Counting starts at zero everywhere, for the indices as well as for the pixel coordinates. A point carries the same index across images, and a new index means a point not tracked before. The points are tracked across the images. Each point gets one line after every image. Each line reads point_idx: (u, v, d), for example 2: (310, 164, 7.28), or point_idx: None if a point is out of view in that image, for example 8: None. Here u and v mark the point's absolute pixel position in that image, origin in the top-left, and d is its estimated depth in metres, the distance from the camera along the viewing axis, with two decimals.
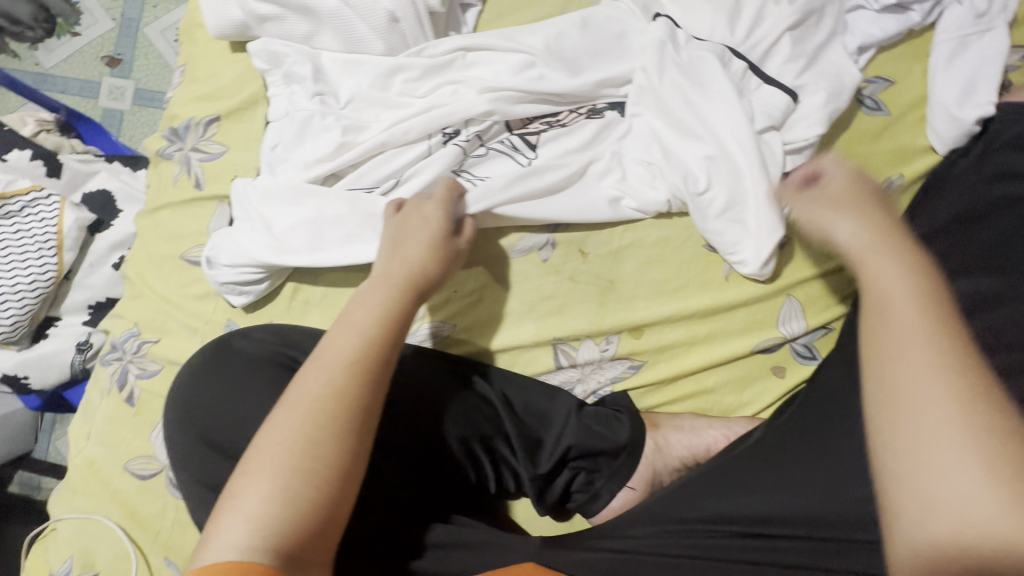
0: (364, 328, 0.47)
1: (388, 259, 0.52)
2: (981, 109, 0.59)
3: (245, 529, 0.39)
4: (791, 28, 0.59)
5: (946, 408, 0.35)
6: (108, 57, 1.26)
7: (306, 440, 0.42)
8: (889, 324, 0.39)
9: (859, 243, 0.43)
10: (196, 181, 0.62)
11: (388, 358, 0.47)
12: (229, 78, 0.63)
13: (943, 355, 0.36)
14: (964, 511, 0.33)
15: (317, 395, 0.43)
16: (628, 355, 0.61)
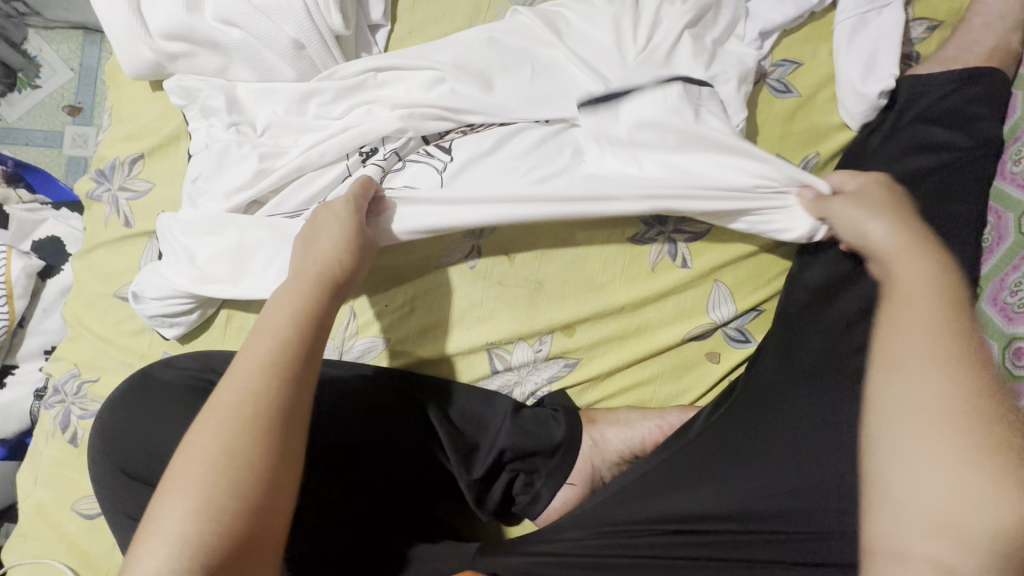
0: (278, 330, 0.44)
1: (305, 259, 0.49)
2: (883, 83, 0.60)
3: (167, 551, 0.36)
4: (690, 21, 0.60)
5: (933, 388, 0.40)
6: (69, 107, 1.30)
7: (224, 449, 0.39)
8: (931, 312, 0.44)
9: (882, 245, 0.50)
10: (125, 219, 0.64)
11: (308, 354, 0.44)
12: (151, 116, 0.64)
13: (940, 341, 0.42)
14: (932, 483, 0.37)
15: (235, 402, 0.40)
16: (562, 354, 0.62)
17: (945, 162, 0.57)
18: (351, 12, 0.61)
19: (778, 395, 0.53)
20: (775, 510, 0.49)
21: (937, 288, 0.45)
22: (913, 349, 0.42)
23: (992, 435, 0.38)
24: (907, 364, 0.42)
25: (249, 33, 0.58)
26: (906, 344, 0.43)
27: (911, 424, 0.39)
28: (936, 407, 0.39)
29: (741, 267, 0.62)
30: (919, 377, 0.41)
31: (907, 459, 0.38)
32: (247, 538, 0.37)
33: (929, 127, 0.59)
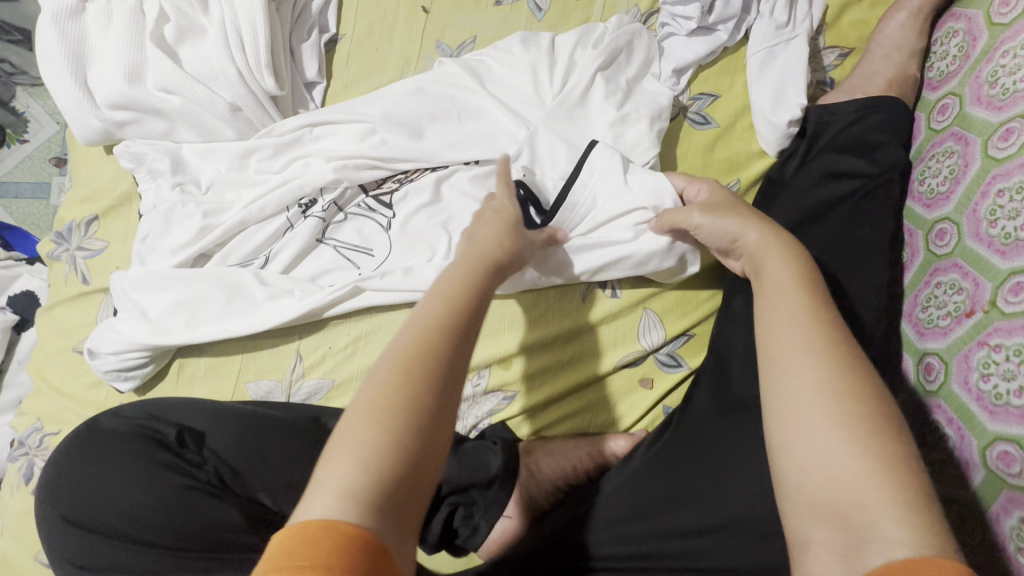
0: (451, 293, 0.46)
1: (470, 241, 0.53)
2: (791, 112, 0.63)
3: (349, 480, 0.35)
4: (603, 65, 0.64)
5: (817, 377, 0.42)
6: (56, 159, 1.36)
7: (408, 390, 0.39)
8: (788, 300, 0.47)
9: (758, 242, 0.52)
10: (83, 277, 0.67)
11: (474, 319, 0.46)
12: (105, 179, 0.68)
13: (813, 330, 0.45)
14: (832, 470, 0.38)
15: (413, 348, 0.42)
16: (500, 387, 0.64)
17: (854, 188, 0.59)
18: (286, 73, 0.65)
19: (705, 425, 0.54)
20: (699, 548, 0.50)
21: (797, 281, 0.48)
22: (803, 344, 0.44)
23: (878, 419, 0.40)
24: (799, 358, 0.44)
25: (188, 99, 0.62)
26: (795, 336, 0.45)
27: (809, 415, 0.41)
28: (818, 398, 0.41)
29: (669, 295, 0.65)
30: (807, 371, 0.43)
31: (813, 443, 0.40)
32: (412, 489, 0.37)
33: (839, 155, 0.61)
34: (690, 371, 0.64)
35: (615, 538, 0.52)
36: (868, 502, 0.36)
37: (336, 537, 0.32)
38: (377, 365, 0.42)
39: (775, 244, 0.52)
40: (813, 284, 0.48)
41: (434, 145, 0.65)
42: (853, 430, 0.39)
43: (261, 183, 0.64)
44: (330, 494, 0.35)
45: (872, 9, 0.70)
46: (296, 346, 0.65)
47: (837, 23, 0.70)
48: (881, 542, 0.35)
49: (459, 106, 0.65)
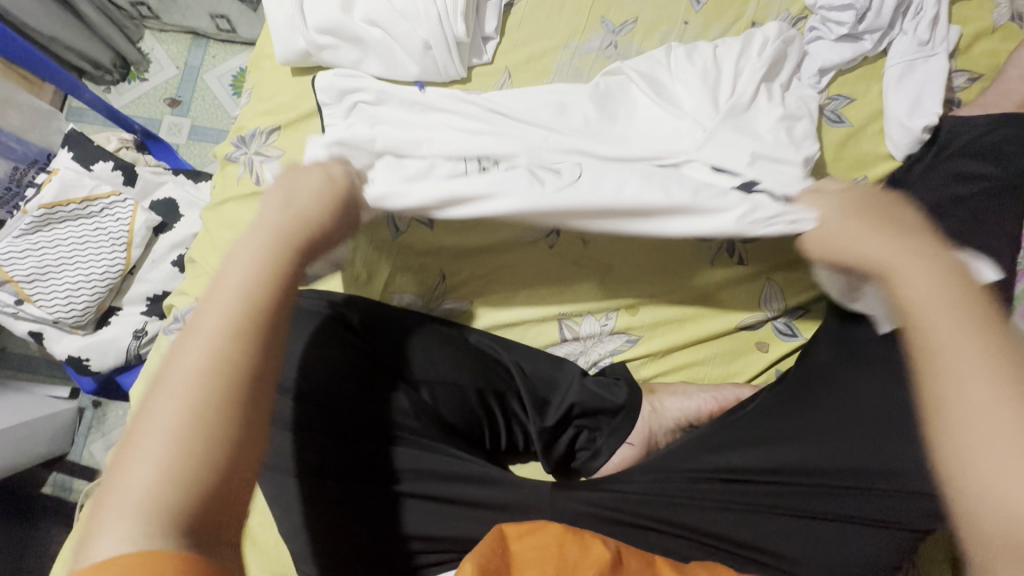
0: (252, 289, 0.39)
1: (281, 205, 0.45)
2: (928, 119, 0.69)
3: (136, 519, 0.31)
4: (765, 74, 0.69)
5: (1001, 403, 0.38)
6: (170, 99, 1.54)
7: (208, 419, 0.34)
8: (931, 317, 0.42)
9: (882, 254, 0.47)
10: (257, 178, 0.74)
11: (281, 316, 0.39)
12: (289, 96, 0.76)
13: (989, 346, 0.40)
14: (1008, 504, 0.35)
15: (195, 371, 0.35)
16: (625, 330, 0.69)
17: (982, 189, 0.63)
18: (471, 24, 0.72)
19: (808, 381, 0.59)
20: (832, 468, 0.54)
21: (953, 297, 0.42)
22: (979, 356, 0.39)
23: None
24: (976, 369, 0.39)
25: (387, 34, 0.69)
26: (960, 345, 0.40)
27: (990, 437, 0.37)
28: (1003, 426, 0.37)
29: (793, 269, 0.69)
30: (993, 384, 0.38)
31: (1002, 480, 0.36)
32: (230, 505, 0.34)
33: (969, 160, 0.65)
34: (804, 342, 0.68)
35: (749, 458, 0.56)
36: None
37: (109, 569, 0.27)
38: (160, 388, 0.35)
39: (908, 250, 0.46)
40: (964, 285, 0.43)
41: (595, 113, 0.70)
42: None
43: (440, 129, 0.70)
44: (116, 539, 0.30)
45: (1002, 43, 0.76)
46: (442, 267, 0.70)
47: (968, 50, 0.76)
48: None
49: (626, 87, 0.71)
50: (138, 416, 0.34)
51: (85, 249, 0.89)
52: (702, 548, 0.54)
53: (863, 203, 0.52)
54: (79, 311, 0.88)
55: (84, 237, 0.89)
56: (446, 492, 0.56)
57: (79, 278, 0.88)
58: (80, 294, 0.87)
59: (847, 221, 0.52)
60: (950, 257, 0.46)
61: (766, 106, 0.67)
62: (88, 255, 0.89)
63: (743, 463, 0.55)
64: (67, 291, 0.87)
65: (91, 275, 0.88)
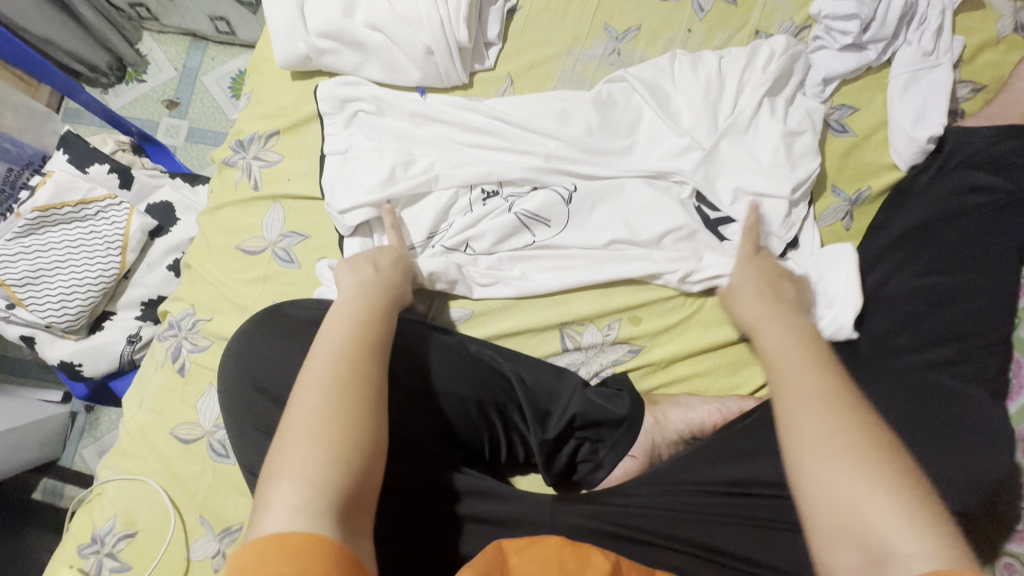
0: (366, 324, 0.51)
1: (376, 270, 0.59)
2: (932, 130, 0.69)
3: (303, 492, 0.40)
4: (769, 89, 0.70)
5: (833, 416, 0.43)
6: (168, 101, 1.53)
7: (343, 417, 0.44)
8: (783, 360, 0.49)
9: (753, 314, 0.57)
10: (255, 184, 0.73)
11: (387, 348, 0.51)
12: (288, 100, 0.75)
13: (821, 374, 0.47)
14: (841, 495, 0.39)
15: (332, 379, 0.46)
16: (627, 340, 0.68)
17: (987, 201, 0.63)
18: (473, 30, 0.71)
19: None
20: None
21: (796, 343, 0.51)
22: (816, 381, 0.46)
23: (871, 447, 0.41)
24: (806, 393, 0.45)
25: (389, 39, 0.69)
26: (800, 372, 0.47)
27: (819, 446, 0.42)
28: (836, 432, 0.42)
29: None
30: (818, 402, 0.44)
31: (832, 475, 0.40)
32: (364, 493, 0.43)
33: (973, 172, 0.65)
34: None
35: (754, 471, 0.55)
36: (873, 518, 0.37)
37: (285, 549, 0.35)
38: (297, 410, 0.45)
39: (772, 312, 0.56)
40: (810, 336, 0.52)
41: (597, 125, 0.71)
42: (861, 451, 0.40)
43: (444, 143, 0.70)
44: (288, 507, 0.39)
45: (1005, 55, 0.76)
46: None
47: (972, 62, 0.76)
48: (898, 556, 0.35)
49: (629, 102, 0.72)
50: (290, 415, 0.45)
51: (78, 253, 0.87)
52: (704, 564, 0.52)
53: (769, 266, 0.62)
54: (72, 315, 0.86)
55: (78, 241, 0.88)
56: (482, 509, 0.55)
57: (73, 282, 0.86)
58: (73, 298, 0.86)
59: (749, 285, 0.61)
60: (802, 318, 0.55)
61: (766, 125, 0.69)
62: (81, 259, 0.87)
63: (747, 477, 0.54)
64: (60, 296, 0.86)
65: (85, 279, 0.86)
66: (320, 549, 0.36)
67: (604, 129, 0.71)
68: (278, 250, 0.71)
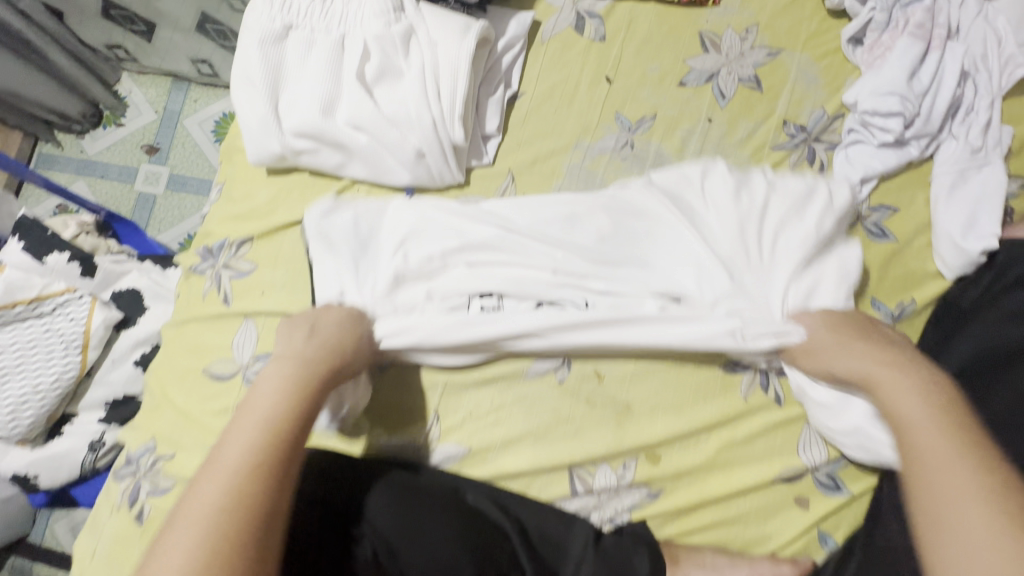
0: (270, 425, 0.46)
1: (308, 338, 0.54)
2: (985, 241, 0.62)
3: None
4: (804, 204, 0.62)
5: (998, 527, 0.39)
6: (147, 146, 1.44)
7: (210, 558, 0.39)
8: (927, 445, 0.45)
9: (873, 375, 0.51)
10: (224, 297, 0.65)
11: (291, 454, 0.45)
12: (263, 200, 0.67)
13: (981, 473, 0.42)
14: None
15: (211, 504, 0.41)
16: (646, 482, 0.60)
17: None
18: (469, 125, 0.64)
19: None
20: None
21: (940, 423, 0.46)
22: (973, 484, 0.42)
23: None
24: (966, 501, 0.41)
25: (374, 139, 0.61)
26: (955, 468, 0.43)
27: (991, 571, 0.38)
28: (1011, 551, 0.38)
29: None
30: (990, 518, 0.40)
31: None
32: None
33: None
34: (850, 498, 0.60)
35: None
36: None
37: None
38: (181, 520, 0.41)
39: (893, 360, 0.52)
40: (951, 407, 0.47)
41: (610, 233, 0.62)
42: None
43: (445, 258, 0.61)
44: None
45: None
46: (436, 404, 0.62)
47: None
48: None
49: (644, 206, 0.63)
50: (156, 546, 0.40)
51: (33, 354, 0.79)
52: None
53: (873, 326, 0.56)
54: (27, 424, 0.78)
55: (33, 340, 0.80)
56: None
57: (26, 388, 0.78)
58: (26, 406, 0.78)
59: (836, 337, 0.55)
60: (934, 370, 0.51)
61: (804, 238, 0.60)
62: (36, 361, 0.79)
63: None
64: (12, 404, 0.78)
65: (40, 384, 0.78)
66: None
67: (617, 238, 0.62)
68: (249, 375, 0.62)
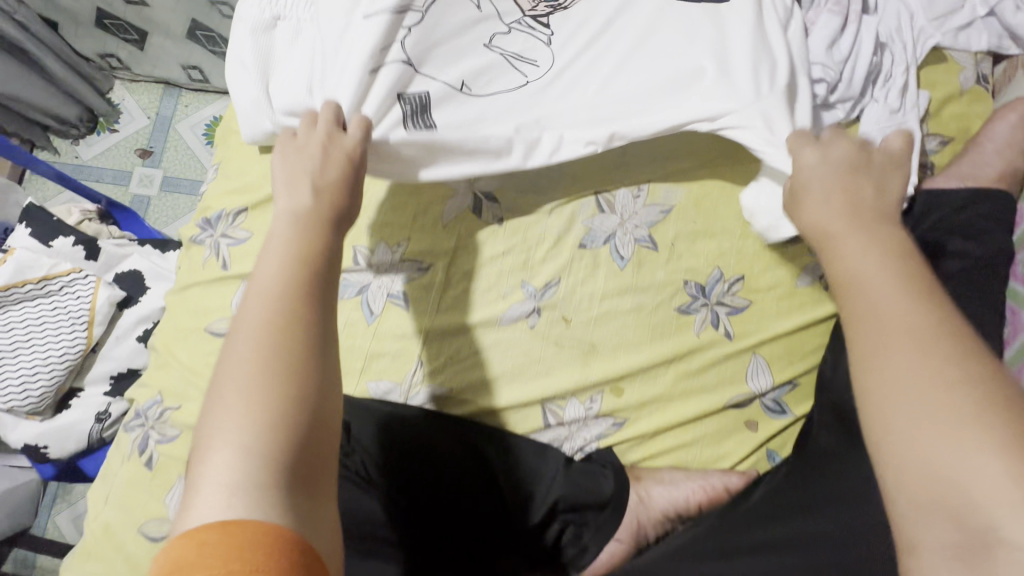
0: (294, 257, 0.49)
1: (313, 194, 0.53)
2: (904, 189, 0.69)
3: (237, 465, 0.39)
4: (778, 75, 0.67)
5: (910, 321, 0.42)
6: (141, 150, 1.49)
7: (278, 390, 0.42)
8: (861, 295, 0.46)
9: (829, 228, 0.52)
10: (223, 262, 0.71)
11: (314, 304, 0.47)
12: (256, 173, 0.74)
13: (916, 301, 0.43)
14: (927, 460, 0.37)
15: (275, 283, 0.48)
16: (611, 413, 0.66)
17: (962, 267, 0.66)
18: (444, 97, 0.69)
19: (797, 485, 0.57)
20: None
21: (901, 285, 0.45)
22: (891, 296, 0.44)
23: (992, 395, 0.37)
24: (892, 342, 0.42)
25: None
26: (878, 288, 0.45)
27: (899, 375, 0.40)
28: (915, 329, 0.42)
29: (780, 343, 0.68)
30: (914, 347, 0.41)
31: (891, 395, 0.40)
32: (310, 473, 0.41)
33: (947, 237, 0.68)
34: (794, 419, 0.67)
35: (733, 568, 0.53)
36: (965, 458, 0.35)
37: (228, 528, 0.35)
38: (225, 361, 0.45)
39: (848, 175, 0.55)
40: (898, 253, 0.48)
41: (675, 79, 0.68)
42: (965, 390, 0.38)
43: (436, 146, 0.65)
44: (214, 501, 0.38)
45: (971, 107, 0.78)
46: (418, 351, 0.68)
47: (939, 115, 0.77)
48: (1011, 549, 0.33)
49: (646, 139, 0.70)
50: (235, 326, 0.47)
51: (43, 330, 0.85)
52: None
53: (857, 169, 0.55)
54: (36, 396, 0.83)
55: (42, 318, 0.85)
56: None
57: (37, 362, 0.83)
58: (37, 379, 0.83)
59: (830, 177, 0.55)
60: (894, 230, 0.51)
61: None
62: (46, 337, 0.84)
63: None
64: (23, 378, 0.83)
65: (49, 358, 0.83)
66: (261, 541, 0.34)
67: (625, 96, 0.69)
68: None
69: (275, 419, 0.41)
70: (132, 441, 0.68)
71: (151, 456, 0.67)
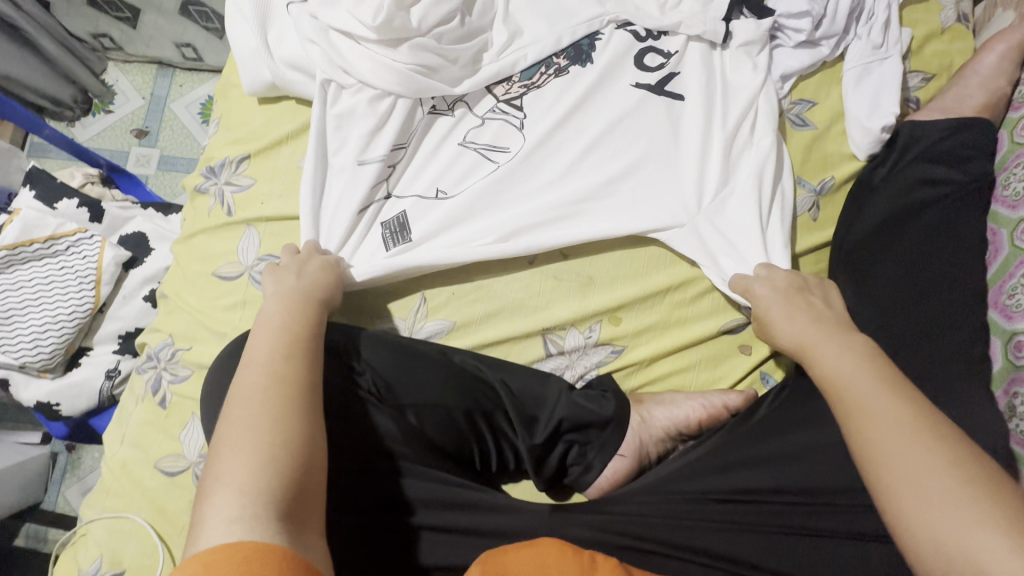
0: (289, 331, 0.56)
1: (299, 279, 0.61)
2: (885, 119, 0.72)
3: (242, 501, 0.42)
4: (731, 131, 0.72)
5: (898, 413, 0.47)
6: (137, 130, 1.49)
7: (273, 439, 0.47)
8: (850, 387, 0.51)
9: (808, 332, 0.58)
10: (228, 209, 0.73)
11: (309, 371, 0.53)
12: (257, 123, 0.76)
13: (900, 394, 0.49)
14: (943, 541, 0.40)
15: (273, 352, 0.53)
16: (609, 341, 0.69)
17: (946, 192, 0.67)
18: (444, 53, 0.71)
19: (806, 397, 0.59)
20: (827, 487, 0.54)
21: (875, 373, 0.51)
22: (877, 390, 0.49)
23: (979, 473, 0.42)
24: (895, 430, 0.46)
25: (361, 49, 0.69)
26: (863, 379, 0.51)
27: (903, 468, 0.44)
28: (902, 418, 0.47)
29: None
30: (910, 435, 0.45)
31: (901, 480, 0.44)
32: (307, 510, 0.45)
33: (931, 165, 0.69)
34: None
35: (739, 479, 0.56)
36: (976, 542, 0.39)
37: (233, 554, 0.38)
38: (225, 425, 0.48)
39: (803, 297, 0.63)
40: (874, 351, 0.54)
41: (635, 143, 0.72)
42: (960, 474, 0.42)
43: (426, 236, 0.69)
44: (220, 529, 0.41)
45: (952, 43, 0.80)
46: (422, 289, 0.70)
47: (921, 51, 0.79)
48: None
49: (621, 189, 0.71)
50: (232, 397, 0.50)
51: (51, 290, 0.86)
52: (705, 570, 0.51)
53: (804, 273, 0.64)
54: (47, 353, 0.85)
55: (50, 277, 0.87)
56: (468, 520, 0.56)
57: (46, 320, 0.85)
58: (47, 337, 0.85)
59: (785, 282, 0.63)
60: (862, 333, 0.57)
61: (682, 66, 0.75)
62: (55, 296, 0.86)
63: (737, 484, 0.55)
64: (34, 334, 0.84)
65: (58, 315, 0.85)
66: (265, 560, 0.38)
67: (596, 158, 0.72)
68: (255, 274, 0.70)
69: (271, 461, 0.45)
70: (144, 384, 0.70)
71: (163, 397, 0.69)
